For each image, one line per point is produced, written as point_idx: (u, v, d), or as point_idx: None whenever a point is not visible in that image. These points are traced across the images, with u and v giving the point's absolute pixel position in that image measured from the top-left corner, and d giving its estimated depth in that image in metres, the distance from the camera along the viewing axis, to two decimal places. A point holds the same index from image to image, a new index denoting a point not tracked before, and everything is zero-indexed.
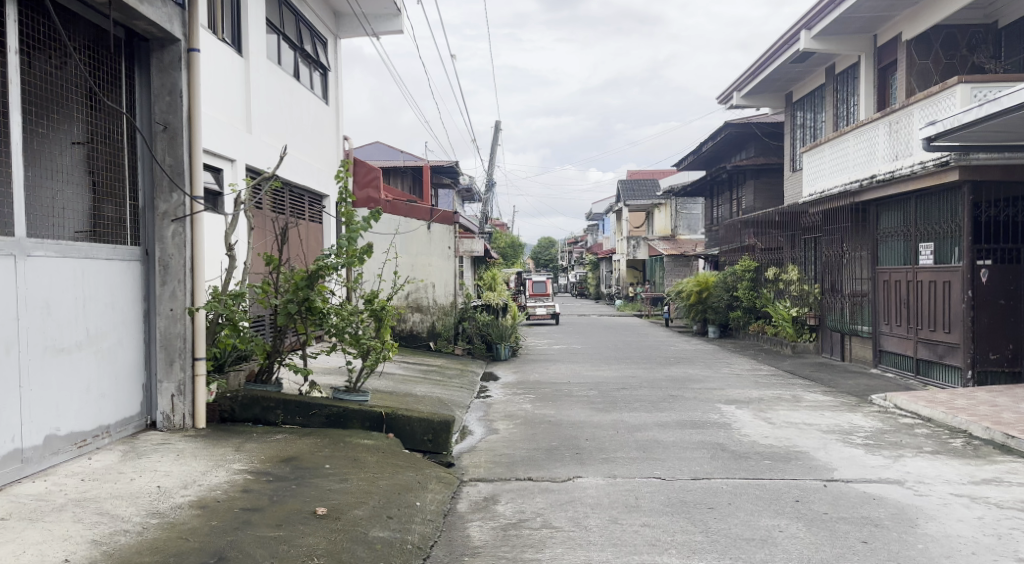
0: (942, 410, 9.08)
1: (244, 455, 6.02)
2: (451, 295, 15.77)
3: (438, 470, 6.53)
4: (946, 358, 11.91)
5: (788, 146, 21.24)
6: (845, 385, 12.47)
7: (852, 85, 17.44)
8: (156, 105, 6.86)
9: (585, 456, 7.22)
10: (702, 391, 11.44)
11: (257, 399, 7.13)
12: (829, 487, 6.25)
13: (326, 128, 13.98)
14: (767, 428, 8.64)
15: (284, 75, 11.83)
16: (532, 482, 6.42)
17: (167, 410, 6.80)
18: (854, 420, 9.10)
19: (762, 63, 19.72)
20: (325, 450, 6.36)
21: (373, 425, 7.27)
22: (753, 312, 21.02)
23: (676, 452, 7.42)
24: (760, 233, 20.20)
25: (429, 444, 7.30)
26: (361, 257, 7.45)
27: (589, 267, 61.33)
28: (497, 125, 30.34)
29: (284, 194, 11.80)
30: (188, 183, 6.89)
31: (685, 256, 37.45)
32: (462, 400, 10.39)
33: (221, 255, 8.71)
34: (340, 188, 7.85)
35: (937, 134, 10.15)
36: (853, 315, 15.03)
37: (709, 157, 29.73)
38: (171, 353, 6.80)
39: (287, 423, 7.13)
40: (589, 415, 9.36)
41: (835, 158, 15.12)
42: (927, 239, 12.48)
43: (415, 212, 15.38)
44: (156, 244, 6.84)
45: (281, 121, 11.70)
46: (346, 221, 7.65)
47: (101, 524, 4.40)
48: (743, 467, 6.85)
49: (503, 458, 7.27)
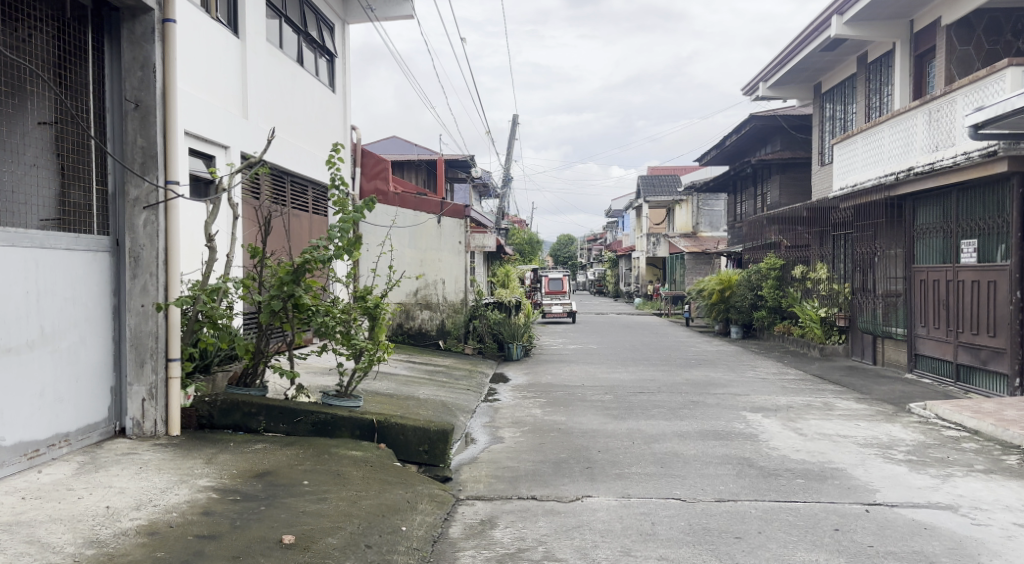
0: (991, 422, 8.29)
1: (214, 469, 5.40)
2: (463, 292, 15.05)
3: (431, 486, 5.86)
4: (990, 364, 11.09)
5: (816, 140, 20.37)
6: (879, 391, 11.67)
7: (886, 74, 16.55)
8: (128, 81, 6.21)
9: (597, 471, 6.54)
10: (725, 396, 10.71)
11: (237, 404, 6.50)
12: (872, 513, 5.51)
13: (332, 116, 13.33)
14: (799, 440, 7.89)
15: (286, 60, 11.20)
16: (536, 501, 5.74)
17: (137, 416, 6.19)
18: (893, 432, 8.34)
19: (790, 52, 18.86)
20: (306, 464, 5.72)
21: (363, 434, 6.61)
22: (779, 312, 20.22)
23: (696, 468, 6.70)
24: (785, 229, 19.50)
25: (425, 456, 6.59)
26: (355, 249, 6.74)
27: (608, 265, 60.53)
28: (514, 119, 29.64)
29: (284, 183, 11.24)
30: (162, 167, 6.22)
31: (706, 254, 36.65)
32: (467, 405, 9.71)
33: (202, 247, 8.03)
34: (330, 174, 7.16)
35: (984, 121, 9.35)
36: (886, 317, 14.23)
37: (733, 152, 28.90)
38: (142, 354, 6.19)
39: (269, 431, 6.51)
40: (603, 423, 8.67)
41: (868, 149, 14.30)
42: (969, 235, 11.66)
43: (425, 205, 14.93)
44: (126, 234, 6.21)
45: (282, 107, 11.08)
46: (339, 209, 6.95)
47: (26, 557, 3.78)
48: (774, 488, 6.12)
49: (506, 472, 6.59)
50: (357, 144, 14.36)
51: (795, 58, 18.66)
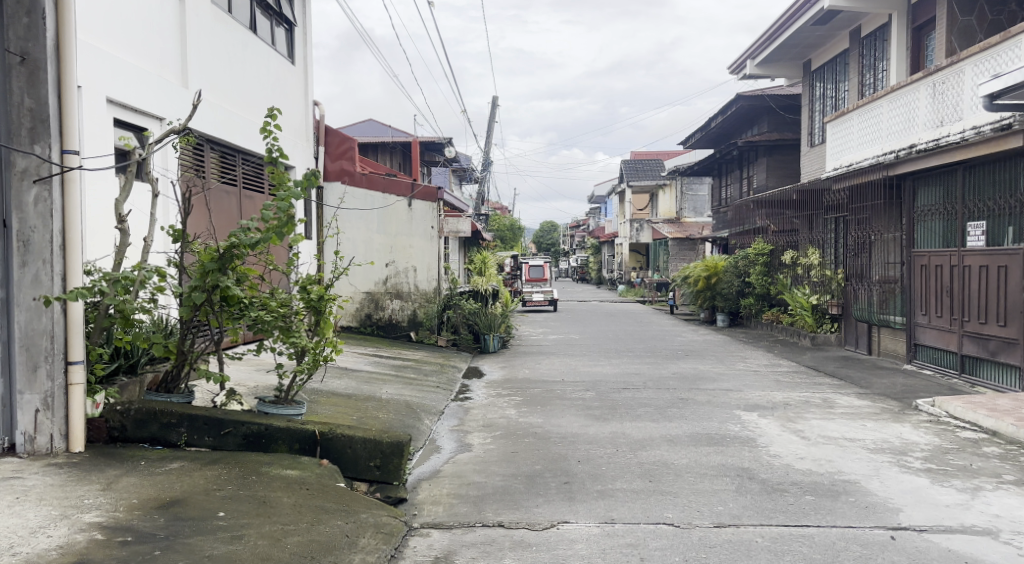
0: (1011, 423, 7.50)
1: (108, 498, 4.42)
2: (435, 280, 13.99)
3: (379, 513, 4.92)
4: (999, 356, 10.33)
5: (806, 119, 19.54)
6: (879, 384, 10.89)
7: (881, 48, 15.71)
8: (10, 28, 5.15)
9: (575, 488, 5.65)
10: (716, 393, 9.83)
11: (155, 414, 5.54)
12: (899, 542, 4.66)
13: (290, 89, 12.29)
14: (801, 446, 7.03)
15: (236, 26, 10.14)
16: (502, 530, 4.83)
17: (28, 430, 5.16)
18: (905, 434, 7.53)
19: (779, 27, 17.94)
20: (226, 488, 4.78)
21: (304, 448, 5.62)
22: (766, 300, 19.57)
23: (688, 483, 5.81)
24: (774, 213, 18.63)
25: (376, 473, 5.62)
26: (287, 231, 5.63)
27: (590, 250, 59.76)
28: (494, 101, 28.62)
29: (234, 161, 10.24)
30: (56, 134, 5.24)
31: (690, 239, 35.90)
32: (434, 406, 8.73)
33: (112, 227, 6.96)
34: (266, 145, 6.12)
35: (1000, 90, 8.51)
36: (883, 304, 13.44)
37: (718, 134, 28.12)
38: (35, 356, 5.17)
39: (192, 445, 5.56)
40: (584, 425, 7.78)
41: (864, 126, 13.52)
42: (977, 217, 10.84)
43: (395, 186, 13.85)
44: (13, 213, 5.18)
45: (232, 78, 10.04)
46: (276, 184, 5.90)
47: None
48: (780, 508, 5.24)
49: (472, 490, 5.68)
50: (320, 121, 13.39)
51: (784, 33, 17.75)
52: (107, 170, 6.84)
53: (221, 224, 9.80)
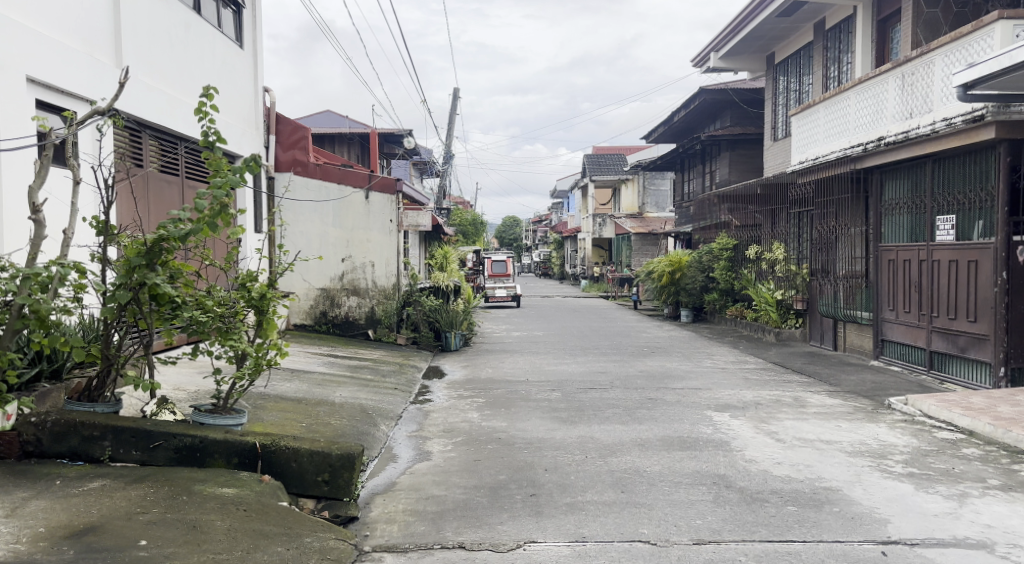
0: (988, 422, 7.28)
1: (10, 527, 3.87)
2: (395, 276, 13.36)
3: (325, 536, 4.43)
4: (968, 352, 10.18)
5: (769, 113, 19.39)
6: (849, 381, 10.66)
7: (845, 41, 15.56)
8: None
9: (542, 502, 5.22)
10: (685, 392, 9.50)
11: (75, 426, 4.98)
12: (892, 558, 4.33)
13: (238, 75, 11.65)
14: (778, 449, 6.70)
15: (177, 5, 9.50)
16: (464, 553, 4.39)
17: None
18: (882, 435, 7.25)
19: (743, 19, 17.68)
20: (152, 511, 4.25)
21: (243, 463, 5.10)
22: (731, 295, 19.42)
23: (663, 493, 5.42)
24: (737, 208, 18.47)
25: (324, 488, 5.11)
26: (220, 221, 5.09)
27: (554, 245, 59.57)
28: (454, 93, 28.03)
29: (175, 148, 9.61)
30: None
31: (653, 233, 35.85)
32: (391, 409, 8.23)
33: (26, 216, 6.34)
34: (202, 128, 5.58)
35: (974, 80, 8.27)
36: (848, 299, 13.13)
37: (681, 128, 27.97)
38: None
39: (117, 460, 5.01)
40: (550, 430, 7.36)
41: (829, 120, 13.35)
42: (946, 211, 10.66)
43: (351, 177, 13.24)
44: None
45: (173, 61, 9.40)
46: (213, 171, 5.35)
47: None
48: (761, 521, 4.87)
49: (430, 505, 5.21)
50: (271, 108, 12.80)
51: (748, 25, 17.52)
52: (22, 154, 6.23)
53: (160, 217, 9.21)
